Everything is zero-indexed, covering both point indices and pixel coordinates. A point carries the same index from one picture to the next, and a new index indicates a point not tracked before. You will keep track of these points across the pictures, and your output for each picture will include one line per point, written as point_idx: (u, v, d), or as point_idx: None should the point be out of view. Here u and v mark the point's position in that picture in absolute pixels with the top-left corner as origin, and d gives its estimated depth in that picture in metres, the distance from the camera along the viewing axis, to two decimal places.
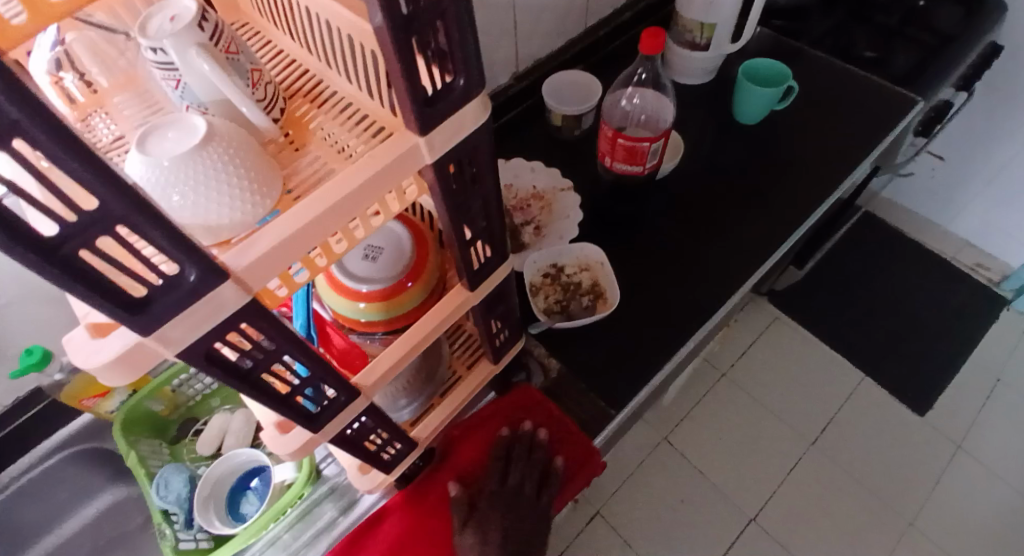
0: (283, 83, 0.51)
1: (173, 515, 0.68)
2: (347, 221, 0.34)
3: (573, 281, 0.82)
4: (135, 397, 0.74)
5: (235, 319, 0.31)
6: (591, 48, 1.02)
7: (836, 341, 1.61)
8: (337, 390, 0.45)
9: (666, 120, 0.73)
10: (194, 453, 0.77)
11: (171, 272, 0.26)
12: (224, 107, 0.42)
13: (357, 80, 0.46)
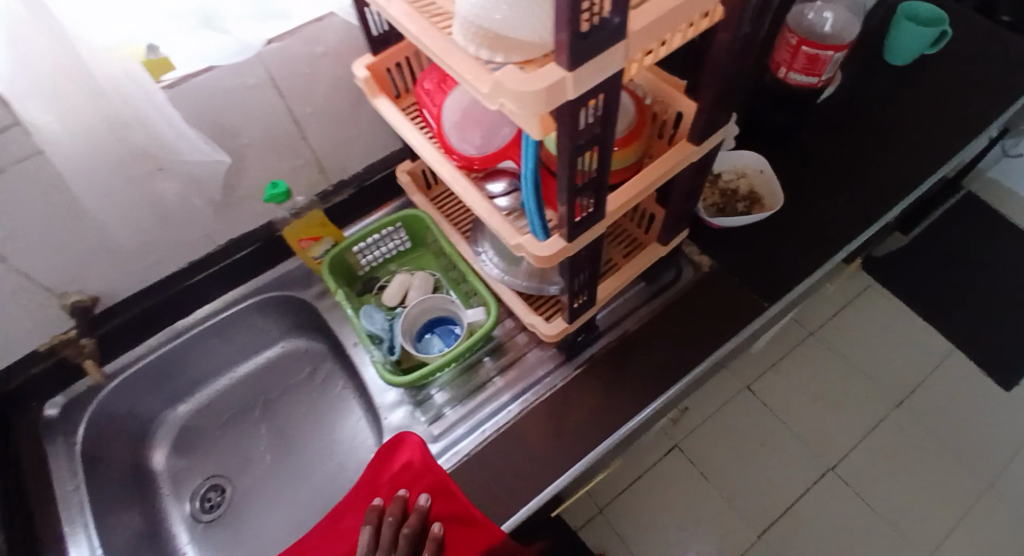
0: None
1: (379, 340, 0.80)
2: (688, 18, 0.40)
3: (730, 187, 0.88)
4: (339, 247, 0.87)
5: (602, 84, 0.38)
6: None
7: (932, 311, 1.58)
8: (594, 203, 0.52)
9: (852, 34, 0.80)
10: (381, 302, 0.90)
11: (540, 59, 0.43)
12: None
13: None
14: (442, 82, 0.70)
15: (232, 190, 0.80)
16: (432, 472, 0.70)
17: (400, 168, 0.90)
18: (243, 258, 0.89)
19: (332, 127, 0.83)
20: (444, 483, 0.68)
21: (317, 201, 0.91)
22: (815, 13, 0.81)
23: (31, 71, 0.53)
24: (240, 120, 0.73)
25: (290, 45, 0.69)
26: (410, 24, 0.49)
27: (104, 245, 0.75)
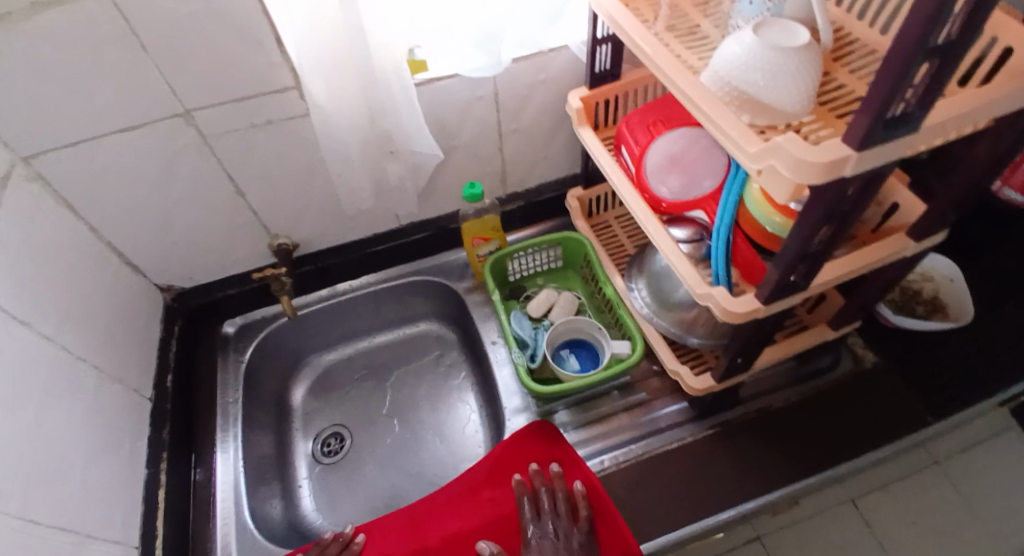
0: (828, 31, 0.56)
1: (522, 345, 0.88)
2: (971, 123, 0.41)
3: (911, 287, 0.84)
4: (502, 252, 0.94)
5: (871, 170, 0.41)
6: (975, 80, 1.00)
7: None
8: (807, 271, 0.53)
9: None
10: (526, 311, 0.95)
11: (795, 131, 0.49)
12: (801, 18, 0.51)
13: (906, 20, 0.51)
14: (651, 125, 0.73)
15: (434, 181, 0.90)
16: (578, 468, 0.76)
17: (571, 193, 0.95)
18: (418, 240, 1.00)
19: (528, 147, 0.91)
20: (590, 479, 0.75)
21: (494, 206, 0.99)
22: None
23: (327, 49, 0.64)
24: (460, 123, 0.82)
25: (523, 70, 0.78)
26: (664, 65, 0.54)
27: (319, 201, 0.88)
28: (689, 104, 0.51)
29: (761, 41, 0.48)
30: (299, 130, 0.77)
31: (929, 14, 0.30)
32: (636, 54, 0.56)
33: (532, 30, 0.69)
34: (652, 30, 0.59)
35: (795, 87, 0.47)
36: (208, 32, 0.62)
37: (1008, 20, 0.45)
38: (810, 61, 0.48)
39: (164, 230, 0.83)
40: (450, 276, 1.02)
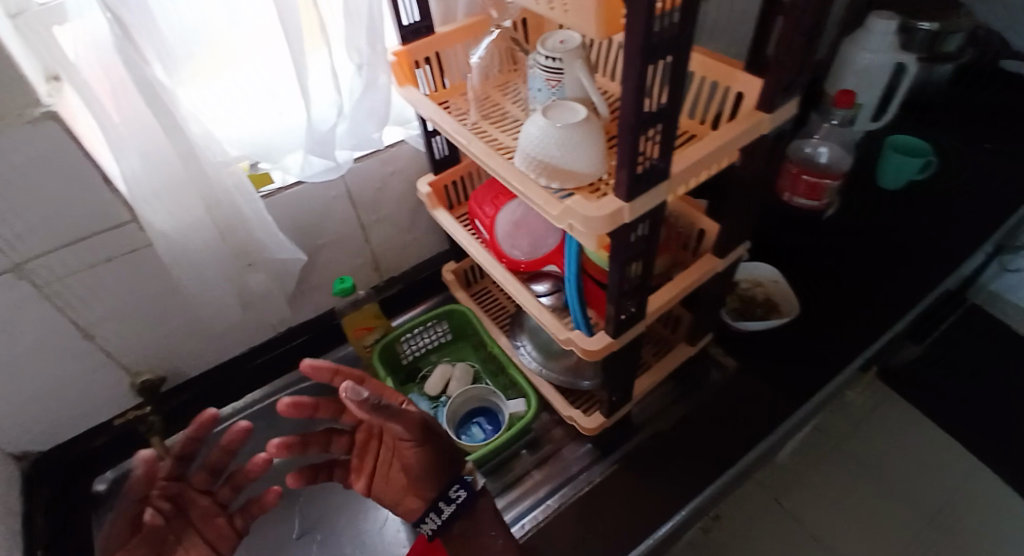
0: (609, 100, 0.67)
1: None
2: (717, 160, 0.50)
3: (748, 294, 0.95)
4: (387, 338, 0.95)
5: (648, 212, 0.48)
6: None
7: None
8: (638, 301, 0.60)
9: (845, 166, 0.94)
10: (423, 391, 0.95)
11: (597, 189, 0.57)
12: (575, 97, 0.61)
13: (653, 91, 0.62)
14: (495, 198, 0.80)
15: (305, 282, 0.91)
16: None
17: (445, 268, 0.99)
18: (301, 345, 0.98)
19: (393, 233, 0.94)
20: None
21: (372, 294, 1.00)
22: (811, 147, 0.96)
23: (162, 177, 0.65)
24: (318, 225, 0.84)
25: (369, 167, 0.83)
26: (480, 152, 0.61)
27: (187, 325, 0.85)
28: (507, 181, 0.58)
29: (550, 120, 0.56)
30: (149, 260, 0.75)
31: (636, 92, 0.37)
32: (455, 144, 0.63)
33: (365, 134, 0.74)
34: (468, 123, 0.66)
35: (584, 155, 0.55)
36: (30, 181, 0.61)
37: (735, 73, 0.53)
38: (591, 132, 0.56)
39: (9, 395, 0.76)
40: None
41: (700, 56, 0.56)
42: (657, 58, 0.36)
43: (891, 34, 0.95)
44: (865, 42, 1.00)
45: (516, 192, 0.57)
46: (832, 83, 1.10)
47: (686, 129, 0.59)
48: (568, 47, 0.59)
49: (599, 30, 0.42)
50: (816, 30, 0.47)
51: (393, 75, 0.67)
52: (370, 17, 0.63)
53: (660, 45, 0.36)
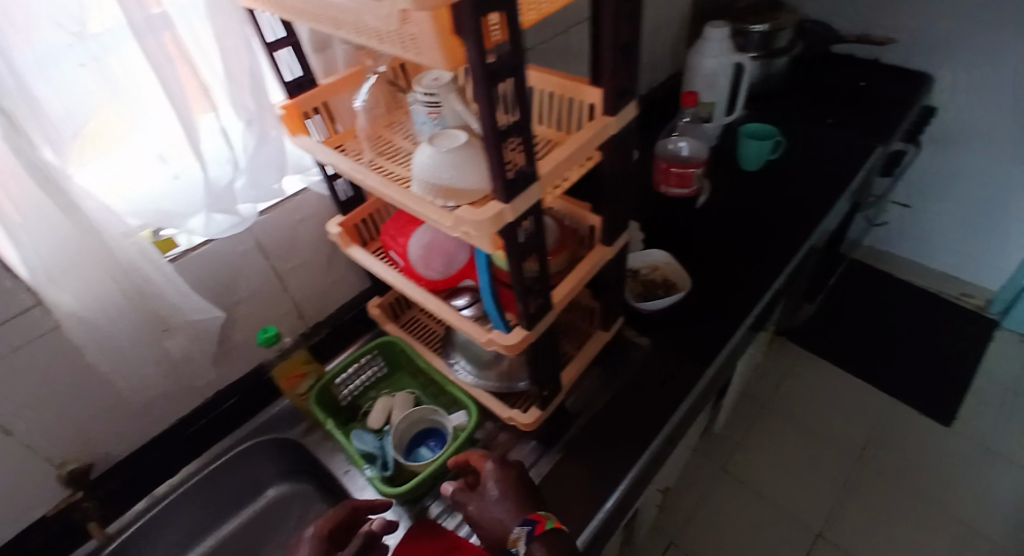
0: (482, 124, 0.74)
1: (372, 459, 0.88)
2: (578, 159, 0.58)
3: (649, 277, 1.07)
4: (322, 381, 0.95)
5: (528, 211, 0.55)
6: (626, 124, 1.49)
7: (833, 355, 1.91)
8: (542, 293, 0.67)
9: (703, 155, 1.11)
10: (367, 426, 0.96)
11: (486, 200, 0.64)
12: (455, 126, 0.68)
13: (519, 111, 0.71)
14: (403, 227, 0.85)
15: (230, 340, 0.92)
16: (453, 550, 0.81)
17: (370, 304, 1.01)
18: (236, 404, 0.98)
19: (313, 278, 0.97)
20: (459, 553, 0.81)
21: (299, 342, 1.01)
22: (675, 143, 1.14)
23: (63, 256, 0.65)
24: (232, 281, 0.86)
25: (277, 217, 0.86)
26: (378, 186, 0.66)
27: (110, 403, 0.83)
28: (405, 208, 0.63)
29: (436, 147, 0.63)
30: (60, 343, 0.74)
31: (488, 109, 0.44)
32: (354, 181, 0.68)
33: (266, 184, 0.78)
34: (364, 161, 0.71)
35: (471, 173, 0.62)
36: None
37: (582, 88, 0.62)
38: (474, 153, 0.63)
39: None
40: (283, 425, 1.00)
41: (551, 76, 0.65)
42: (498, 81, 0.43)
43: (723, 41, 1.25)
44: (706, 50, 1.29)
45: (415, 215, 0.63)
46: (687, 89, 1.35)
47: (548, 138, 0.67)
48: (441, 83, 0.66)
49: (444, 63, 0.42)
50: (631, 41, 0.57)
51: (286, 126, 0.71)
52: (251, 78, 0.69)
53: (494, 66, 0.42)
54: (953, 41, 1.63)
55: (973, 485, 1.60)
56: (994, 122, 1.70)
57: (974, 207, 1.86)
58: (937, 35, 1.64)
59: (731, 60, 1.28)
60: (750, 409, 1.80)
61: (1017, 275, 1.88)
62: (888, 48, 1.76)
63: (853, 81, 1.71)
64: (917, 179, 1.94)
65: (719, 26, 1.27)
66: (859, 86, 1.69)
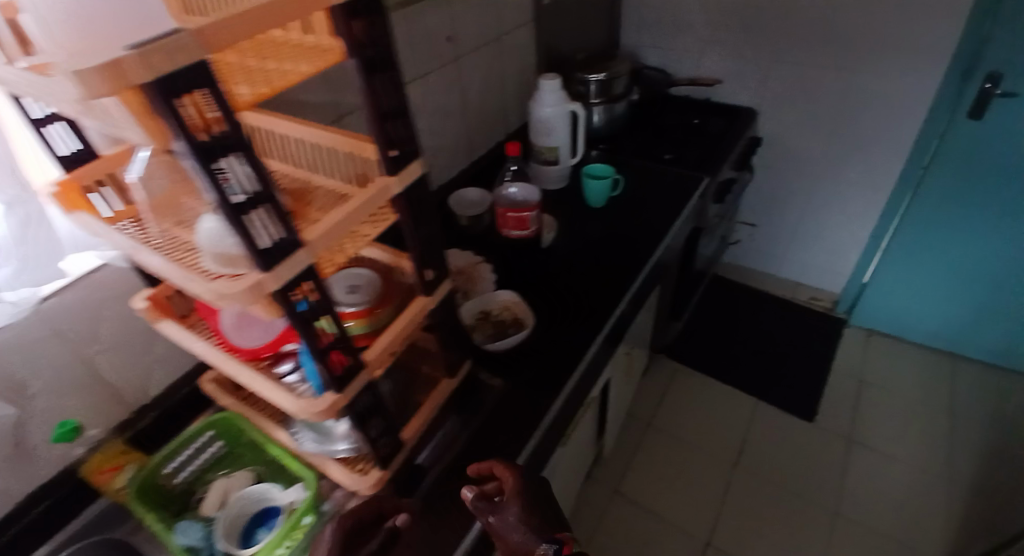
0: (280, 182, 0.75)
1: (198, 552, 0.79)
2: (355, 222, 0.60)
3: (500, 319, 1.10)
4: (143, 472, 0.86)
5: (300, 278, 0.55)
6: (481, 171, 1.56)
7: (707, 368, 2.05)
8: (347, 353, 0.65)
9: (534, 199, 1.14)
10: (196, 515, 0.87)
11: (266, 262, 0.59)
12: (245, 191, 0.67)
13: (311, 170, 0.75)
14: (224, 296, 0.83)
15: (27, 438, 0.82)
16: None
17: (205, 379, 0.93)
18: (39, 513, 0.84)
19: (130, 359, 0.90)
20: None
21: (115, 433, 0.91)
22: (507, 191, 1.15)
23: None
24: (24, 369, 0.79)
25: (72, 300, 0.82)
26: (156, 260, 0.61)
27: None
28: (181, 283, 0.58)
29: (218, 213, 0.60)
30: None
31: (210, 184, 0.44)
32: (133, 256, 0.62)
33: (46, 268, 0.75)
34: (148, 231, 0.65)
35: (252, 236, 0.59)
36: None
37: (361, 144, 0.70)
38: None
39: None
40: (105, 526, 0.89)
41: (337, 133, 0.72)
42: (215, 158, 0.44)
43: (556, 90, 1.41)
44: (542, 100, 1.43)
45: (191, 291, 0.58)
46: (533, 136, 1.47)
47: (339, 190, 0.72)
48: None
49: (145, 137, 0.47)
50: (401, 108, 0.60)
51: (59, 204, 0.66)
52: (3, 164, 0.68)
53: (208, 146, 0.43)
54: (765, 79, 1.93)
55: (836, 474, 1.74)
56: (807, 145, 1.98)
57: (805, 221, 2.14)
58: (756, 73, 1.94)
59: (567, 107, 1.44)
60: (636, 428, 1.88)
61: (855, 276, 2.13)
62: (716, 89, 2.03)
63: (688, 119, 1.94)
64: (756, 201, 2.20)
65: (552, 78, 1.42)
66: (694, 123, 1.92)
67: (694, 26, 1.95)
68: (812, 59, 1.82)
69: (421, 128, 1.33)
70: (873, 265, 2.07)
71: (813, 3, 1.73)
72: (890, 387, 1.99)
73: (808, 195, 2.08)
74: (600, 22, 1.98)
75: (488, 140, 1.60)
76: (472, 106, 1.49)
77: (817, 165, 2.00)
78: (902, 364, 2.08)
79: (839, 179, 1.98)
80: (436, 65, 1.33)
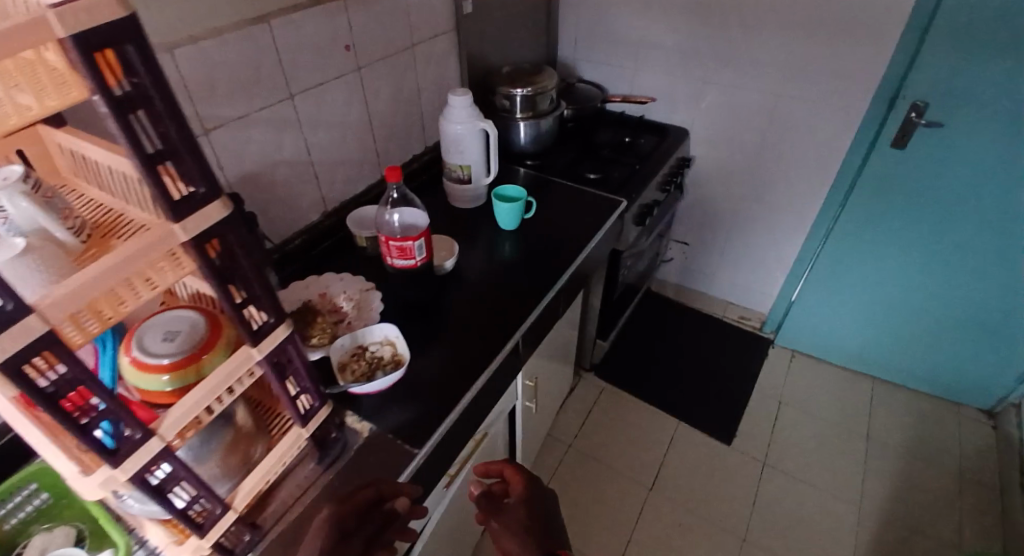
0: (92, 217, 0.70)
1: None
2: (117, 279, 0.54)
3: (376, 355, 1.03)
4: None
5: (42, 348, 0.48)
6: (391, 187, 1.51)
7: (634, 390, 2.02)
8: (131, 423, 0.58)
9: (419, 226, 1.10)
10: None
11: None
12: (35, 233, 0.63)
13: (119, 196, 0.69)
14: None
15: None
16: None
17: None
18: None
19: None
20: None
21: None
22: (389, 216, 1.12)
23: None
24: None
25: None
26: None
27: None
28: None
29: None
30: None
31: None
32: None
33: None
34: None
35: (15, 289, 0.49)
36: None
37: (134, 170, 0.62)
38: (34, 266, 0.57)
39: None
40: None
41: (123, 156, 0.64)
42: None
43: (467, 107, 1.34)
44: (452, 116, 1.35)
45: None
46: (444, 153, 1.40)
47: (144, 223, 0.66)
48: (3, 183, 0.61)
49: None
50: (179, 151, 0.56)
51: None
52: None
53: None
54: (699, 97, 1.90)
55: (751, 499, 1.72)
56: (736, 166, 1.97)
57: (735, 241, 2.13)
58: (689, 91, 1.90)
59: (479, 125, 1.36)
60: (555, 450, 1.83)
61: (783, 294, 2.13)
62: (651, 106, 2.00)
63: (620, 137, 1.90)
64: (689, 220, 2.19)
65: (462, 94, 1.34)
66: (625, 141, 1.88)
67: (629, 42, 1.91)
68: (740, 81, 1.80)
69: (315, 143, 1.26)
70: (799, 285, 2.06)
71: (742, 25, 1.71)
72: (811, 410, 2.00)
73: (740, 217, 2.07)
74: (534, 34, 1.92)
75: (402, 154, 1.54)
76: (379, 120, 1.42)
77: (745, 187, 1.99)
78: (825, 386, 2.09)
79: (763, 202, 1.99)
80: (335, 74, 1.26)
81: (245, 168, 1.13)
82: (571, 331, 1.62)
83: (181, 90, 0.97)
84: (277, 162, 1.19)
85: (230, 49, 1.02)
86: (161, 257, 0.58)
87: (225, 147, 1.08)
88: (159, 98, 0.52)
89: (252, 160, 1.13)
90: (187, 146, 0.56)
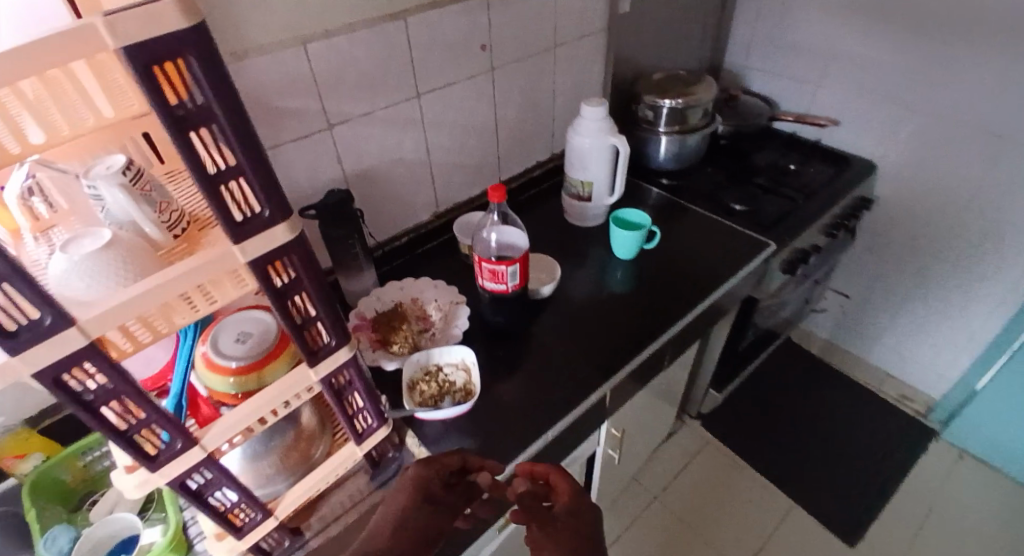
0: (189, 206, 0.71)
1: None
2: (173, 294, 0.53)
3: (448, 379, 1.01)
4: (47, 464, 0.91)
5: (79, 357, 0.50)
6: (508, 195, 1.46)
7: (745, 453, 1.77)
8: (175, 434, 0.62)
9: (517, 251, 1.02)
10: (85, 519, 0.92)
11: (35, 316, 0.47)
12: (131, 225, 0.63)
13: None
14: None
15: None
16: None
17: None
18: None
19: None
20: None
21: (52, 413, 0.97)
22: (487, 236, 1.06)
23: None
24: None
25: None
26: None
27: None
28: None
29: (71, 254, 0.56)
30: None
31: None
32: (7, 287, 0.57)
33: None
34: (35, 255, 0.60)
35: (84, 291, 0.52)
36: None
37: None
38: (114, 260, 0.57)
39: None
40: None
41: None
42: None
43: (599, 120, 1.22)
44: (581, 128, 1.24)
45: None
46: (567, 166, 1.30)
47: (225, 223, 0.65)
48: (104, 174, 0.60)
49: None
50: (242, 169, 0.51)
51: None
52: None
53: None
54: (896, 127, 1.52)
55: None
56: (929, 216, 1.57)
57: (910, 303, 1.73)
58: (885, 117, 1.53)
59: (609, 140, 1.23)
60: (638, 498, 1.68)
61: (966, 380, 1.71)
62: (830, 130, 1.67)
63: (783, 163, 1.63)
64: (851, 271, 1.84)
65: (596, 104, 1.22)
66: (789, 168, 1.60)
67: (814, 53, 1.61)
68: (956, 113, 1.41)
69: (435, 143, 1.23)
70: (991, 377, 1.65)
71: (975, 44, 1.32)
72: (972, 532, 1.60)
73: (924, 277, 1.67)
74: (699, 35, 1.70)
75: (525, 161, 1.47)
76: (506, 124, 1.35)
77: (939, 244, 1.59)
78: (1001, 506, 1.66)
79: (958, 264, 1.58)
80: (465, 74, 1.20)
81: (362, 165, 1.13)
82: (679, 379, 1.45)
83: (307, 87, 0.98)
84: (394, 161, 1.18)
85: (359, 46, 1.00)
86: (222, 274, 0.56)
87: (346, 142, 1.08)
88: (224, 116, 0.48)
89: (369, 156, 1.13)
90: (253, 163, 0.51)
